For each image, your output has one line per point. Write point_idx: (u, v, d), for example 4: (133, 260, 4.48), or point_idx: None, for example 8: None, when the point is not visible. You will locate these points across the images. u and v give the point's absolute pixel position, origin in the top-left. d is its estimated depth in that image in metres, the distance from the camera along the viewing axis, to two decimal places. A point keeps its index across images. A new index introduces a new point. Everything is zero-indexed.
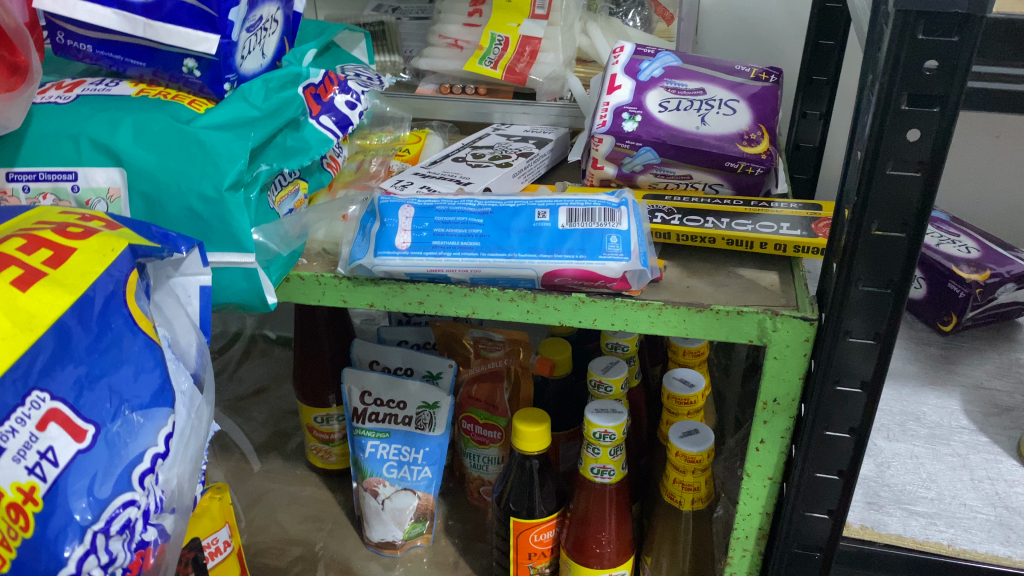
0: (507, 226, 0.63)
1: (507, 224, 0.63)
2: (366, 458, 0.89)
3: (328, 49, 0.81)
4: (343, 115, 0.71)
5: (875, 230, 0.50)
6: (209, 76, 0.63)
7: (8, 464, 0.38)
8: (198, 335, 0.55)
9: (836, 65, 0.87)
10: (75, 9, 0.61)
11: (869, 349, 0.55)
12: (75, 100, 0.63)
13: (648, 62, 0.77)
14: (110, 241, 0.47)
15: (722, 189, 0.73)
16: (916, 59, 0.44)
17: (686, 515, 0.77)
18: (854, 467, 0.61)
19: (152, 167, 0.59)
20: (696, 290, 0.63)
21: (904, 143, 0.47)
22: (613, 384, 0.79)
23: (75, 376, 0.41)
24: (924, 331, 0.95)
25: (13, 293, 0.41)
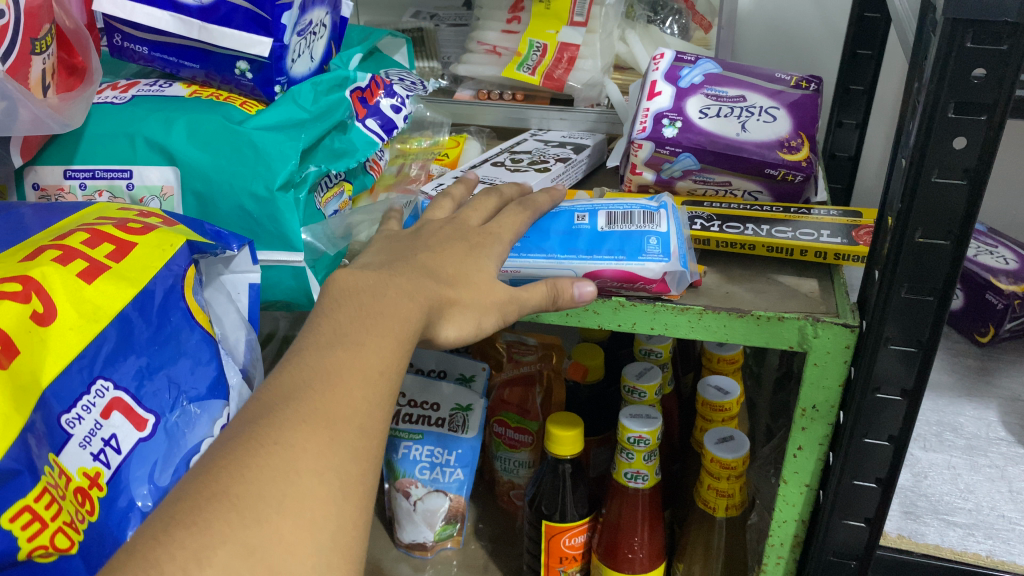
0: (547, 228, 0.64)
1: (546, 226, 0.64)
2: (399, 459, 0.88)
3: (372, 54, 0.83)
4: (389, 119, 0.73)
5: (919, 237, 0.50)
6: (260, 78, 0.65)
7: (77, 450, 0.44)
8: (247, 331, 0.57)
9: (873, 75, 0.87)
10: (133, 11, 0.63)
11: (910, 356, 0.55)
12: (131, 100, 0.65)
13: (689, 68, 0.78)
14: (168, 236, 0.51)
15: (761, 196, 0.73)
16: (963, 68, 0.44)
17: (719, 521, 0.77)
18: (893, 475, 0.60)
19: (205, 166, 0.62)
20: (735, 296, 0.63)
21: (950, 151, 0.47)
22: (647, 390, 0.79)
23: (136, 366, 0.47)
24: (960, 342, 0.94)
25: (79, 285, 0.45)
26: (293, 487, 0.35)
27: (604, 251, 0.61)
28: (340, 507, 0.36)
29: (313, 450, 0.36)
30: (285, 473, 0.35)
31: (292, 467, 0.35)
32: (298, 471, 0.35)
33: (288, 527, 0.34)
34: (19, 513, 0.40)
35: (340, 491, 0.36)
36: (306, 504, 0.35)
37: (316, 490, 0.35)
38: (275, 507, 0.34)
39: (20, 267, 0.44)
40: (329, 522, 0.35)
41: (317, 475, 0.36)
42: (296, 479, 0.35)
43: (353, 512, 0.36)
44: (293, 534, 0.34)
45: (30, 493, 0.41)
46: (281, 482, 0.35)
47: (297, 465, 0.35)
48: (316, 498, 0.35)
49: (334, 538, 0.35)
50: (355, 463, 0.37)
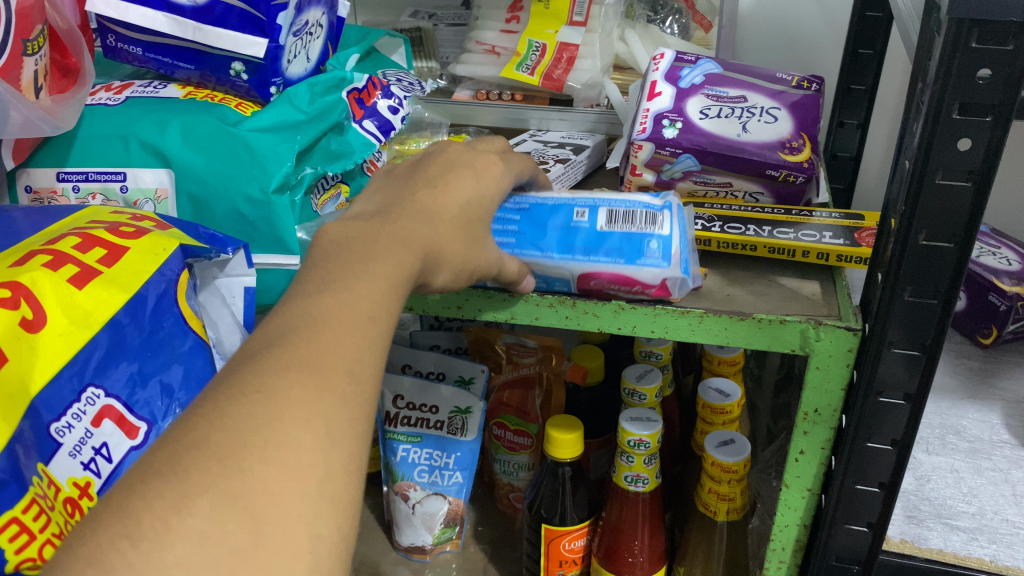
0: (544, 222, 0.62)
1: (544, 220, 0.62)
2: (397, 462, 0.88)
3: (369, 55, 0.82)
4: (386, 120, 0.72)
5: (923, 239, 0.49)
6: (255, 79, 0.64)
7: (66, 459, 0.44)
8: (242, 335, 0.56)
9: (875, 74, 0.86)
10: (126, 11, 0.62)
11: (914, 360, 0.54)
12: (124, 102, 0.64)
13: (689, 68, 0.77)
14: (162, 240, 0.50)
15: (763, 197, 0.73)
16: (969, 67, 0.43)
17: (721, 525, 0.76)
18: (897, 480, 0.60)
19: (200, 168, 0.61)
20: (736, 299, 0.62)
21: (955, 153, 0.46)
22: (648, 393, 0.79)
23: (128, 373, 0.46)
24: (963, 344, 0.94)
25: (70, 291, 0.45)
26: (278, 435, 0.31)
27: (602, 254, 0.60)
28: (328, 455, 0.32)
29: (301, 395, 0.33)
30: (269, 421, 0.32)
31: (276, 415, 0.32)
32: (282, 420, 0.32)
33: (273, 477, 0.30)
34: (7, 525, 0.42)
35: (328, 439, 0.32)
36: (291, 451, 0.31)
37: (305, 440, 0.32)
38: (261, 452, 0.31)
39: (9, 273, 0.44)
40: (316, 472, 0.31)
41: (304, 423, 0.32)
42: (281, 426, 0.32)
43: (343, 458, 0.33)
44: (277, 482, 0.30)
45: (18, 505, 0.42)
46: (267, 431, 0.31)
47: (283, 412, 0.32)
48: (304, 447, 0.32)
49: (322, 487, 0.31)
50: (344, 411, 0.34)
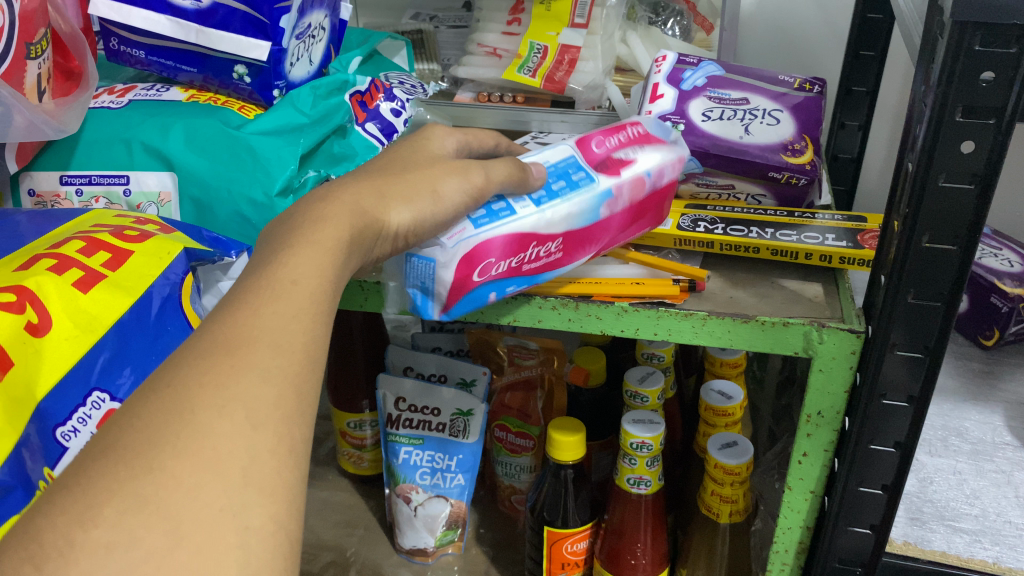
0: None
1: None
2: (399, 463, 0.88)
3: (371, 57, 0.82)
4: (389, 123, 0.71)
5: (926, 242, 0.49)
6: (258, 83, 0.64)
7: (71, 463, 0.44)
8: None
9: (876, 76, 0.86)
10: (129, 15, 0.62)
11: (917, 362, 0.54)
12: (127, 105, 0.64)
13: (691, 70, 0.77)
14: (166, 244, 0.50)
15: (765, 200, 0.73)
16: (972, 71, 0.43)
17: (723, 527, 0.76)
18: (900, 482, 0.60)
19: (203, 173, 0.61)
20: (739, 301, 0.62)
21: (958, 155, 0.46)
22: (650, 395, 0.79)
23: (133, 379, 0.46)
24: (965, 345, 0.94)
25: (75, 295, 0.44)
26: (191, 426, 0.31)
27: None
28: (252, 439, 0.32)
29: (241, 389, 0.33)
30: (179, 413, 0.31)
31: (188, 406, 0.32)
32: (196, 411, 0.32)
33: (188, 471, 0.30)
34: (14, 528, 0.41)
35: (249, 424, 0.32)
36: (207, 442, 0.31)
37: (221, 427, 0.31)
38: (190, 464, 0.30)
39: (14, 278, 0.43)
40: (240, 461, 0.31)
41: (221, 410, 0.32)
42: (193, 417, 0.31)
43: (269, 440, 0.32)
44: (192, 476, 0.30)
45: (25, 509, 0.41)
46: (178, 424, 0.31)
47: (195, 401, 0.32)
48: (220, 434, 0.31)
49: (247, 473, 0.31)
50: (269, 389, 0.34)
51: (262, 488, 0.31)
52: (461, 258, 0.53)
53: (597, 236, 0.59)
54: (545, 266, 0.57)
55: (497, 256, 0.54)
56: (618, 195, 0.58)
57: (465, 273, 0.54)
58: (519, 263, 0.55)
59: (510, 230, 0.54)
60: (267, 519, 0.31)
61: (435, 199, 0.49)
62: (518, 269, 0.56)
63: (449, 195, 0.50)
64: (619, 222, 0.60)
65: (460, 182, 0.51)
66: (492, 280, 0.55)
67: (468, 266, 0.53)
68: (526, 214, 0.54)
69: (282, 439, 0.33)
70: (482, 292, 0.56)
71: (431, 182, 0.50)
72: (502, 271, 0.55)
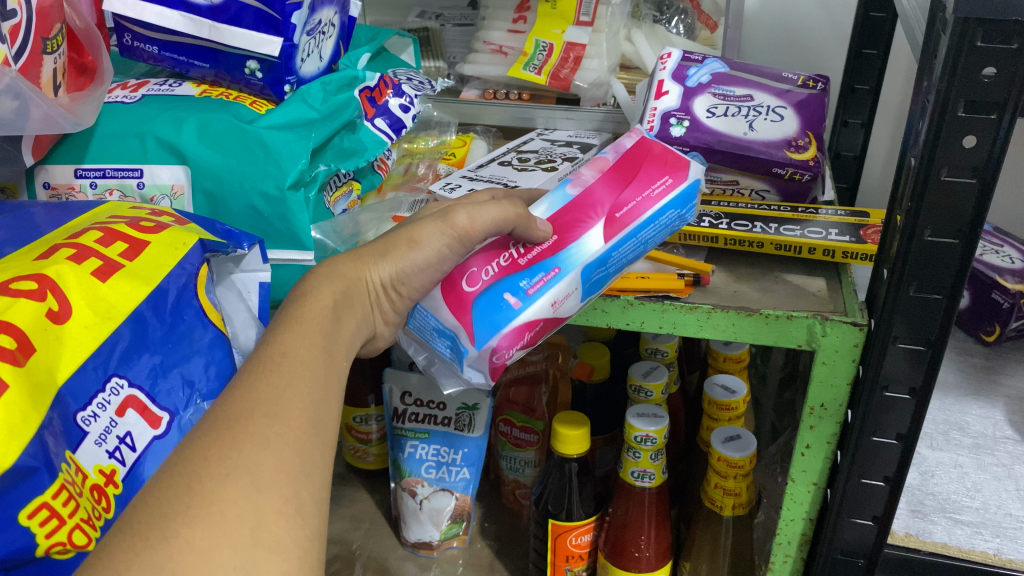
0: None
1: None
2: (405, 458, 0.88)
3: (379, 54, 0.83)
4: (397, 118, 0.74)
5: (928, 235, 0.50)
6: (270, 78, 0.65)
7: (93, 447, 0.44)
8: (257, 329, 0.57)
9: (879, 74, 0.87)
10: (143, 11, 0.63)
11: (919, 355, 0.55)
12: (140, 100, 0.65)
13: (695, 68, 0.78)
14: (181, 235, 0.52)
15: (769, 195, 0.74)
16: (974, 65, 0.44)
17: (727, 520, 0.77)
18: (901, 474, 0.60)
19: (216, 165, 0.62)
20: (743, 295, 0.63)
21: (960, 149, 0.47)
22: (654, 389, 0.79)
23: (150, 365, 0.48)
24: (967, 341, 0.94)
25: (94, 283, 0.46)
26: (199, 495, 0.33)
27: None
28: (258, 503, 0.34)
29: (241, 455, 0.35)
30: (188, 485, 0.34)
31: (195, 476, 0.34)
32: (203, 480, 0.34)
33: (201, 535, 0.32)
34: (37, 509, 0.40)
35: (255, 487, 0.34)
36: (215, 508, 0.33)
37: (229, 492, 0.34)
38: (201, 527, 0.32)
39: (35, 266, 0.45)
40: (247, 521, 0.33)
41: (225, 478, 0.34)
42: (201, 488, 0.34)
43: (275, 501, 0.35)
44: (204, 539, 0.32)
45: (48, 490, 0.40)
46: (186, 495, 0.33)
47: (202, 473, 0.34)
48: (227, 499, 0.34)
49: (256, 533, 0.33)
50: (270, 455, 0.36)
51: (272, 545, 0.34)
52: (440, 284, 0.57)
53: (579, 208, 0.56)
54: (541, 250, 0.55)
55: (476, 266, 0.56)
56: (577, 174, 0.58)
57: (453, 290, 0.56)
58: (506, 258, 0.55)
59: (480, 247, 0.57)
60: (278, 575, 0.33)
61: (413, 249, 0.54)
62: (514, 266, 0.55)
63: (425, 242, 0.54)
64: (599, 186, 0.57)
65: (438, 229, 0.54)
66: (491, 284, 0.55)
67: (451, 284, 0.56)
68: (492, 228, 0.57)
69: (288, 500, 0.35)
70: (488, 296, 0.55)
71: (408, 235, 0.54)
72: (495, 273, 0.55)
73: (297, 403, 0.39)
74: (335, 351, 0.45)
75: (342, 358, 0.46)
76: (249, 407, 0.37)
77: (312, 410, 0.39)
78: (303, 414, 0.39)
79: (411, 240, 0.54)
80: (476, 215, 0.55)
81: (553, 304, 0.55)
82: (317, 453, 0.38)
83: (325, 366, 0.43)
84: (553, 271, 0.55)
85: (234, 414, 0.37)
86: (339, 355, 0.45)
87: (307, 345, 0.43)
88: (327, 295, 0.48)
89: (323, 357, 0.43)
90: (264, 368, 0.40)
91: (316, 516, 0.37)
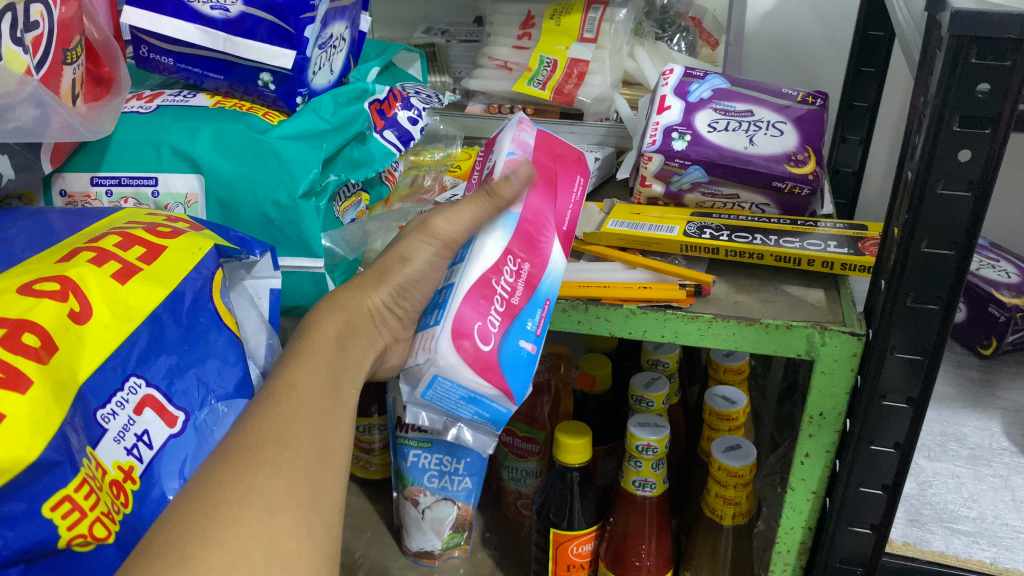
0: None
1: None
2: (407, 466, 0.85)
3: (388, 68, 0.85)
4: (406, 130, 0.76)
5: (925, 247, 0.51)
6: (282, 90, 0.67)
7: (112, 444, 0.45)
8: (267, 335, 0.59)
9: (876, 92, 0.89)
10: (160, 23, 0.65)
11: (917, 364, 0.56)
12: (155, 110, 0.67)
13: (697, 84, 0.79)
14: (197, 240, 0.54)
15: (769, 209, 0.75)
16: (970, 81, 0.45)
17: (727, 529, 0.77)
18: (899, 483, 0.61)
19: (230, 174, 0.64)
20: (744, 305, 0.64)
21: (955, 163, 0.48)
22: (656, 399, 0.80)
23: (167, 365, 0.49)
24: (963, 354, 0.96)
25: (114, 285, 0.47)
26: (214, 519, 0.35)
27: None
28: (270, 526, 0.36)
29: (255, 483, 0.37)
30: (203, 510, 0.36)
31: (210, 501, 0.36)
32: (217, 505, 0.36)
33: (216, 556, 0.34)
34: (60, 502, 0.41)
35: (266, 510, 0.36)
36: (230, 531, 0.35)
37: (242, 516, 0.36)
38: (216, 549, 0.34)
39: (57, 269, 0.46)
40: (261, 543, 0.35)
41: (239, 502, 0.36)
42: (216, 512, 0.36)
43: (287, 523, 0.37)
44: (220, 560, 0.34)
45: (71, 483, 0.41)
46: (202, 519, 0.35)
47: (217, 498, 0.36)
48: (242, 522, 0.36)
49: (269, 554, 0.35)
50: (281, 480, 0.38)
51: (285, 566, 0.36)
52: (450, 338, 0.54)
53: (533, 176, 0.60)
54: (526, 289, 0.57)
55: (461, 304, 0.55)
56: (508, 189, 0.58)
57: (464, 347, 0.54)
58: (500, 304, 0.56)
59: (461, 294, 0.55)
60: None
61: (405, 264, 0.56)
62: (494, 281, 0.56)
63: (415, 257, 0.57)
64: (539, 165, 0.60)
65: (425, 243, 0.57)
66: (503, 331, 0.56)
67: (462, 334, 0.54)
68: (466, 270, 0.56)
69: (299, 523, 0.37)
70: (510, 342, 0.56)
71: (398, 252, 0.57)
72: (474, 272, 0.56)
73: (305, 431, 0.41)
74: (341, 379, 0.47)
75: (349, 384, 0.48)
76: (261, 436, 0.40)
77: (319, 438, 0.41)
78: (311, 442, 0.41)
79: (401, 257, 0.56)
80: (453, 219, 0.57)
81: (524, 281, 0.57)
82: (325, 474, 0.40)
83: (331, 394, 0.45)
84: (545, 301, 0.58)
85: (246, 442, 0.39)
86: (345, 382, 0.48)
87: (314, 374, 0.45)
88: (330, 325, 0.50)
89: (328, 386, 0.45)
90: (273, 399, 0.42)
91: (328, 536, 0.39)
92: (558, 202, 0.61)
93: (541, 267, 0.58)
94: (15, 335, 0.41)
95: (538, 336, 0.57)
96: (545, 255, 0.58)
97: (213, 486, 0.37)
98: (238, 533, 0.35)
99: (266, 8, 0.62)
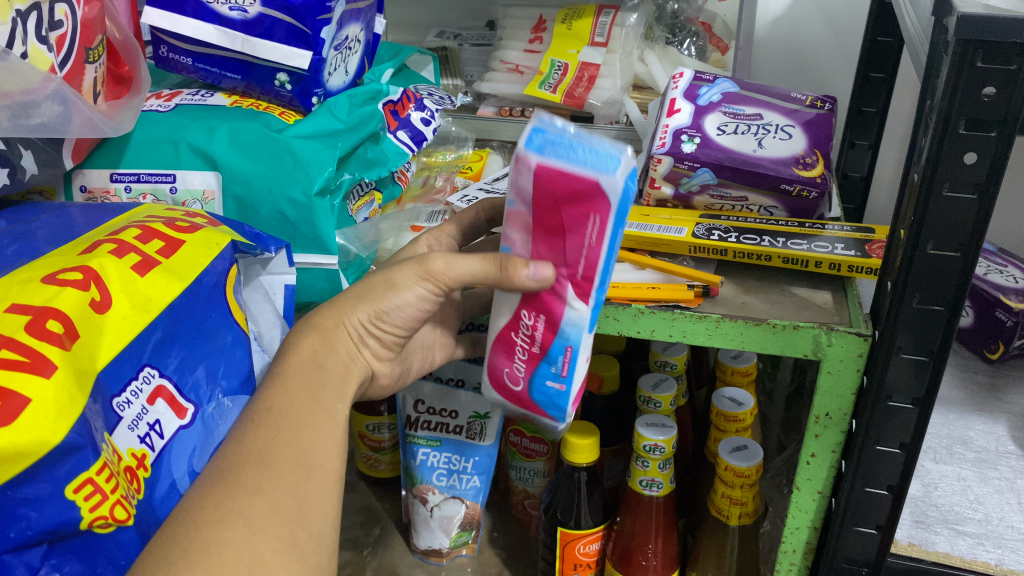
0: None
1: None
2: (416, 465, 0.89)
3: (402, 70, 0.86)
4: (418, 131, 0.77)
5: (931, 248, 0.51)
6: (298, 90, 0.68)
7: (127, 432, 0.46)
8: (281, 329, 0.61)
9: (885, 97, 0.89)
10: (180, 24, 0.66)
11: (921, 365, 0.56)
12: (174, 108, 0.68)
13: (707, 87, 0.80)
14: (214, 235, 0.55)
15: (777, 212, 0.75)
16: (974, 85, 0.46)
17: (732, 529, 0.78)
18: (904, 483, 0.61)
19: (247, 172, 0.65)
20: (751, 306, 0.65)
21: (962, 165, 0.49)
22: (663, 400, 0.81)
23: (180, 358, 0.50)
24: (969, 358, 0.96)
25: (133, 277, 0.48)
26: (198, 539, 0.39)
27: None
28: (251, 543, 0.39)
29: (233, 504, 0.41)
30: (187, 532, 0.39)
31: (193, 525, 0.39)
32: (200, 527, 0.39)
33: None
34: (83, 484, 0.42)
35: (248, 529, 0.40)
36: (213, 550, 0.38)
37: (224, 535, 0.39)
38: (205, 563, 0.38)
39: (79, 260, 0.48)
40: (243, 560, 0.39)
41: (221, 523, 0.40)
42: (199, 534, 0.39)
43: (270, 540, 0.40)
44: None
45: (93, 466, 0.42)
46: (186, 541, 0.39)
47: (199, 521, 0.40)
48: (224, 542, 0.39)
49: (252, 568, 0.39)
50: (261, 500, 0.41)
51: None
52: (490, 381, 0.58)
53: (537, 226, 0.49)
54: (544, 338, 0.53)
55: (491, 350, 0.57)
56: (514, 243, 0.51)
57: (504, 387, 0.58)
58: (523, 351, 0.55)
59: (492, 342, 0.57)
60: None
61: (391, 291, 0.54)
62: (514, 333, 0.55)
63: (403, 284, 0.54)
64: (541, 213, 0.48)
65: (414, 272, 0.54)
66: (531, 373, 0.55)
67: (498, 378, 0.58)
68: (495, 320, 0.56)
69: (282, 539, 0.40)
70: (539, 383, 0.55)
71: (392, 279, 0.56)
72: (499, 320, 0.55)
73: (285, 450, 0.44)
74: (322, 395, 0.49)
75: (333, 400, 0.50)
76: (243, 459, 0.43)
77: (299, 454, 0.44)
78: (292, 460, 0.44)
79: (390, 283, 0.54)
80: (453, 264, 0.53)
81: (543, 330, 0.53)
82: (311, 491, 0.43)
83: (312, 409, 0.48)
84: (566, 349, 0.52)
85: (229, 468, 0.43)
86: (328, 397, 0.50)
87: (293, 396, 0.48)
88: (304, 348, 0.52)
89: (310, 404, 0.48)
90: (253, 423, 0.46)
91: (314, 550, 0.42)
92: (568, 248, 0.48)
93: (555, 318, 0.52)
94: (39, 322, 0.42)
95: (566, 377, 0.54)
96: (557, 307, 0.51)
97: (189, 510, 0.40)
98: (221, 552, 0.38)
99: (284, 9, 0.64)
